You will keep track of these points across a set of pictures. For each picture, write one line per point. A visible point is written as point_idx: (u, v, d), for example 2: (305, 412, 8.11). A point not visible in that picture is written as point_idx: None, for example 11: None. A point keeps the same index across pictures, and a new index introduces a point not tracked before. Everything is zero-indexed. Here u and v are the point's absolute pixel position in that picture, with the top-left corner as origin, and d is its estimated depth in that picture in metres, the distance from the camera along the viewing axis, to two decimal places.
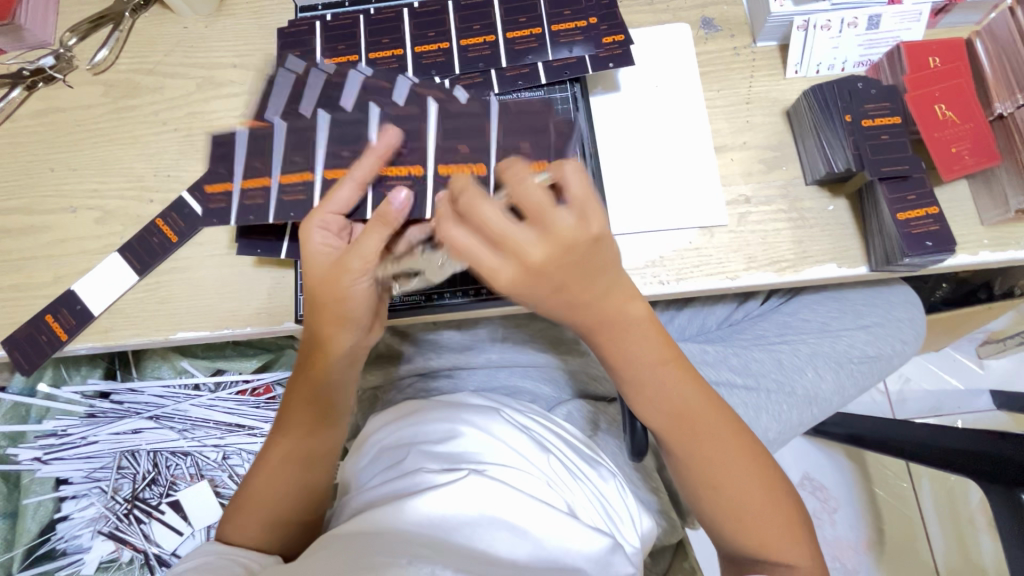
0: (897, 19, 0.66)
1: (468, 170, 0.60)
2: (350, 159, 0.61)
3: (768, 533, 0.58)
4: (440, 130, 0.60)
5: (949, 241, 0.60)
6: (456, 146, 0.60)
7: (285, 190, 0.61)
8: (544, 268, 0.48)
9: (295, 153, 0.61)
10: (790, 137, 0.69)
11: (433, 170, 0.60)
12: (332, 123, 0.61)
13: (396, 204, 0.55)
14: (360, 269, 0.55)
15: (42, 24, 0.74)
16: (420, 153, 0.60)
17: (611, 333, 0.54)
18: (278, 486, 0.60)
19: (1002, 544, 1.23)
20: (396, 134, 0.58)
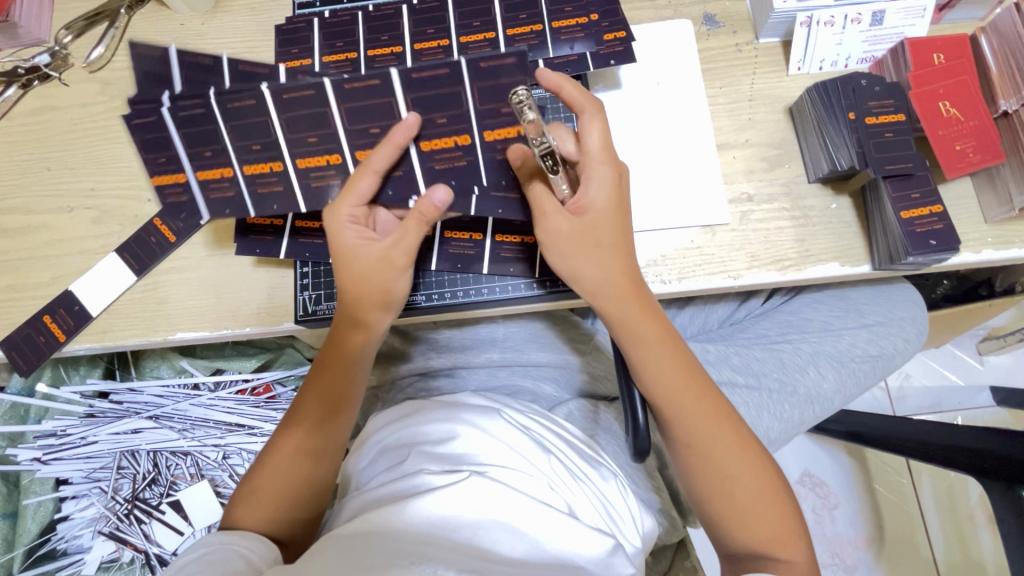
0: (901, 15, 0.66)
1: (513, 132, 0.57)
2: (318, 144, 0.57)
3: (770, 532, 0.58)
4: (478, 93, 0.54)
5: (952, 239, 0.61)
6: (497, 108, 0.55)
7: (257, 180, 0.60)
8: (617, 206, 0.59)
9: (253, 142, 0.56)
10: (793, 134, 0.69)
11: (478, 136, 0.57)
12: (285, 109, 0.54)
13: (435, 203, 0.58)
14: (405, 263, 0.61)
15: (37, 21, 0.74)
16: (463, 122, 0.56)
17: (627, 305, 0.60)
18: (290, 478, 0.60)
19: (1001, 539, 1.24)
20: (414, 119, 0.55)
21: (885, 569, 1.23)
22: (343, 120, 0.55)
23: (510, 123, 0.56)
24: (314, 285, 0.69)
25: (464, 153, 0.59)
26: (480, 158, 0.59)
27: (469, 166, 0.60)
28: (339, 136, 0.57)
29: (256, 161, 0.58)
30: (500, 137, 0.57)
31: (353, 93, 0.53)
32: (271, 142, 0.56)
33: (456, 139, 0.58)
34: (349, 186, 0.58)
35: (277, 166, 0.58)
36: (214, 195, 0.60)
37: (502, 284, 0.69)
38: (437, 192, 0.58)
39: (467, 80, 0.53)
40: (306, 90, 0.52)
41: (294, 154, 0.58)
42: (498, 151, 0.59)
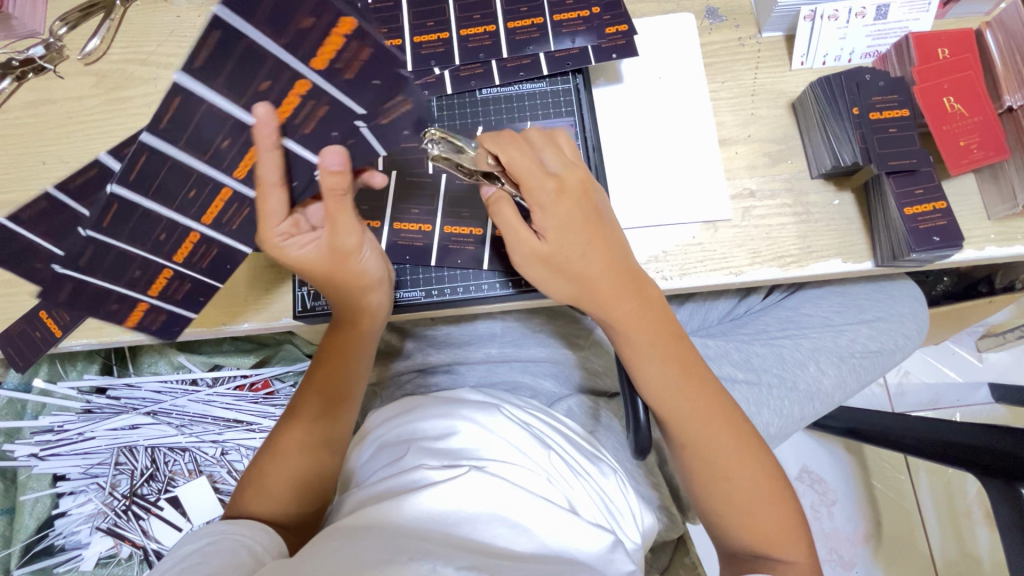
0: (905, 9, 0.65)
1: (340, 39, 0.43)
2: (201, 194, 0.51)
3: (773, 526, 0.57)
4: (269, 23, 0.40)
5: (956, 236, 0.60)
6: (299, 25, 0.41)
7: (195, 256, 0.58)
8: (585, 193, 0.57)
9: (157, 235, 0.53)
10: (795, 130, 0.68)
11: (309, 71, 0.44)
12: (147, 190, 0.48)
13: (336, 171, 0.50)
14: (356, 245, 0.57)
15: (31, 14, 0.73)
16: (285, 68, 0.43)
17: (620, 298, 0.59)
18: (303, 467, 0.60)
19: (999, 535, 1.24)
20: (264, 109, 0.44)
21: (882, 565, 1.24)
22: (194, 155, 0.47)
23: (325, 33, 0.42)
24: None
25: (316, 96, 0.46)
26: (335, 90, 0.46)
27: (333, 104, 0.48)
28: (208, 175, 0.49)
29: (175, 246, 0.55)
30: (332, 54, 0.44)
31: (177, 123, 0.43)
32: (170, 224, 0.53)
33: (295, 90, 0.45)
34: (261, 210, 0.51)
35: (196, 237, 0.55)
36: (178, 293, 0.62)
37: (502, 280, 0.68)
38: (329, 156, 0.49)
39: (243, 24, 0.39)
40: (139, 158, 0.45)
41: (195, 218, 0.53)
42: (342, 70, 0.45)
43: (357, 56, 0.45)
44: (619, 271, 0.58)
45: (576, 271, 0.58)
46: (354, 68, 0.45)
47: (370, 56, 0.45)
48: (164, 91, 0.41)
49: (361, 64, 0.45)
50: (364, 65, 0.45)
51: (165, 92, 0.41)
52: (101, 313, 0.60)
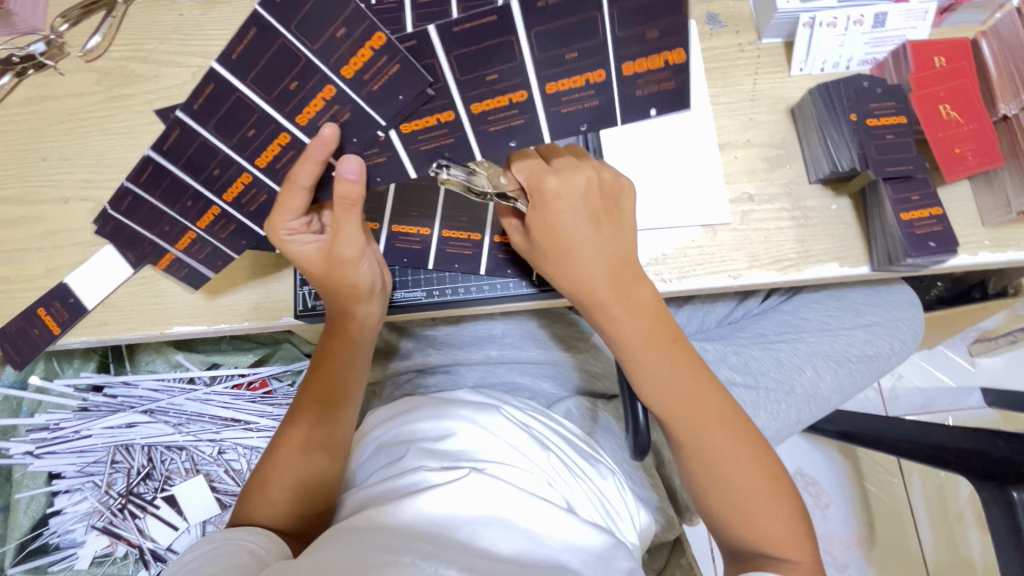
0: (903, 18, 0.66)
1: (369, 52, 0.45)
2: (260, 134, 0.51)
3: (779, 526, 0.57)
4: (535, 40, 0.46)
5: (950, 241, 0.62)
6: (562, 55, 0.47)
7: (241, 202, 0.59)
8: (590, 191, 0.58)
9: (212, 168, 0.54)
10: (794, 135, 0.69)
11: (537, 89, 0.50)
12: (212, 116, 0.49)
13: (350, 179, 0.52)
14: (354, 254, 0.58)
15: (32, 11, 0.73)
16: (358, 24, 0.44)
17: (617, 305, 0.60)
18: (298, 470, 0.60)
19: (990, 538, 1.25)
20: (329, 131, 0.50)
21: (874, 566, 1.25)
22: (259, 93, 0.48)
23: (501, 90, 0.50)
24: None
25: (596, 92, 0.50)
26: (359, 100, 0.49)
27: (529, 124, 0.53)
28: (270, 114, 0.50)
29: (227, 183, 0.56)
30: (565, 88, 0.50)
31: (244, 61, 0.46)
32: (225, 159, 0.53)
33: (366, 46, 0.45)
34: (279, 203, 0.54)
35: (248, 179, 0.56)
36: (223, 232, 0.62)
37: (503, 282, 0.69)
38: (346, 164, 0.51)
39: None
40: (207, 86, 0.47)
41: (250, 158, 0.54)
42: (369, 82, 0.47)
43: (384, 70, 0.46)
44: (617, 273, 0.59)
45: (583, 270, 0.59)
46: (645, 88, 0.51)
47: (399, 71, 0.46)
48: (245, 13, 0.43)
49: (388, 78, 0.47)
50: (390, 80, 0.47)
51: (243, 18, 0.43)
52: (155, 229, 0.63)
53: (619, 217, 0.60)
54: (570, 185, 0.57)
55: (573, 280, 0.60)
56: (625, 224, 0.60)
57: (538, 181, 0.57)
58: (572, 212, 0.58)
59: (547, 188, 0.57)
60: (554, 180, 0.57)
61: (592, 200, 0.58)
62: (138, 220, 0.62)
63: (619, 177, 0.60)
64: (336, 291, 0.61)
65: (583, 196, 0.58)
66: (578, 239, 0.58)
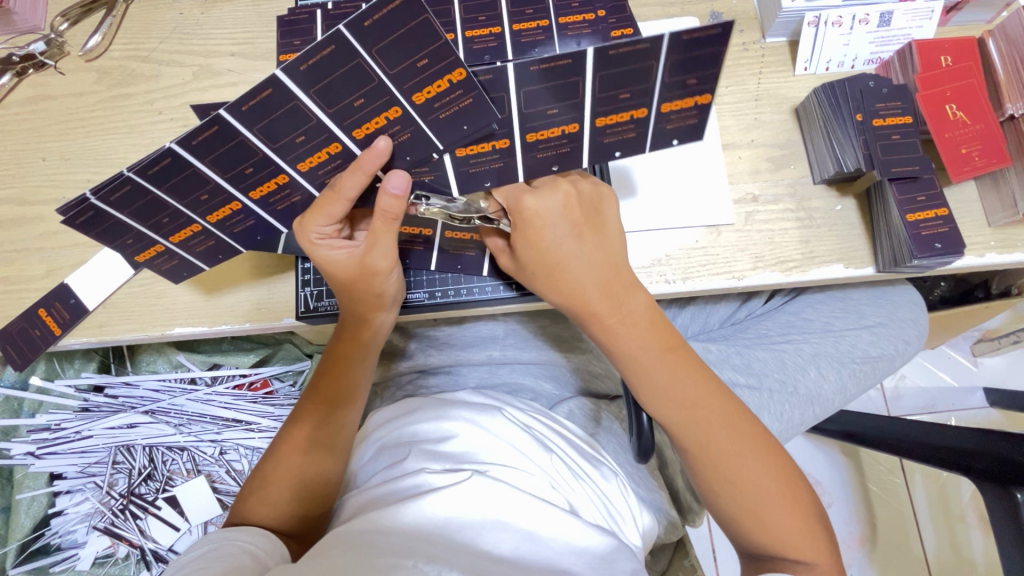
0: (909, 17, 0.65)
1: (445, 84, 0.45)
2: (257, 172, 0.51)
3: (784, 529, 0.57)
4: (599, 82, 0.47)
5: (958, 243, 0.61)
6: (616, 95, 0.49)
7: (226, 224, 0.57)
8: (569, 208, 0.58)
9: (199, 195, 0.52)
10: (799, 135, 0.69)
11: (588, 123, 0.52)
12: (207, 153, 0.47)
13: (395, 195, 0.52)
14: (386, 267, 0.59)
15: (32, 10, 0.72)
16: (383, 93, 0.46)
17: (604, 319, 0.60)
18: (299, 470, 0.59)
19: (993, 538, 1.25)
20: (384, 144, 0.49)
21: (877, 566, 1.25)
22: (266, 141, 0.48)
23: (557, 123, 0.51)
24: (315, 282, 0.68)
25: (636, 125, 0.53)
26: (423, 124, 0.49)
27: (574, 150, 0.55)
28: (271, 158, 0.50)
29: (214, 207, 0.54)
30: (612, 122, 0.52)
31: (257, 112, 0.45)
32: (215, 188, 0.51)
33: (386, 115, 0.48)
34: (316, 206, 0.53)
35: (236, 206, 0.55)
36: (198, 245, 0.60)
37: (505, 283, 0.68)
38: (394, 179, 0.51)
39: (360, 47, 0.42)
40: (211, 128, 0.44)
41: (243, 190, 0.53)
42: (439, 110, 0.48)
43: (455, 102, 0.47)
44: (607, 283, 0.59)
45: (569, 285, 0.59)
46: (677, 122, 0.53)
47: (470, 105, 0.47)
48: (326, 34, 0.41)
49: (457, 110, 0.48)
50: (459, 112, 0.48)
51: (261, 81, 0.42)
52: (114, 243, 0.56)
53: (604, 228, 0.60)
54: (549, 203, 0.57)
55: (559, 295, 0.60)
56: (612, 235, 0.60)
57: (517, 200, 0.57)
58: (553, 228, 0.57)
59: (525, 207, 0.56)
60: (532, 199, 0.56)
61: (572, 216, 0.58)
62: (98, 234, 0.54)
63: (597, 186, 0.60)
64: (364, 298, 0.61)
65: (563, 213, 0.57)
66: (564, 253, 0.58)
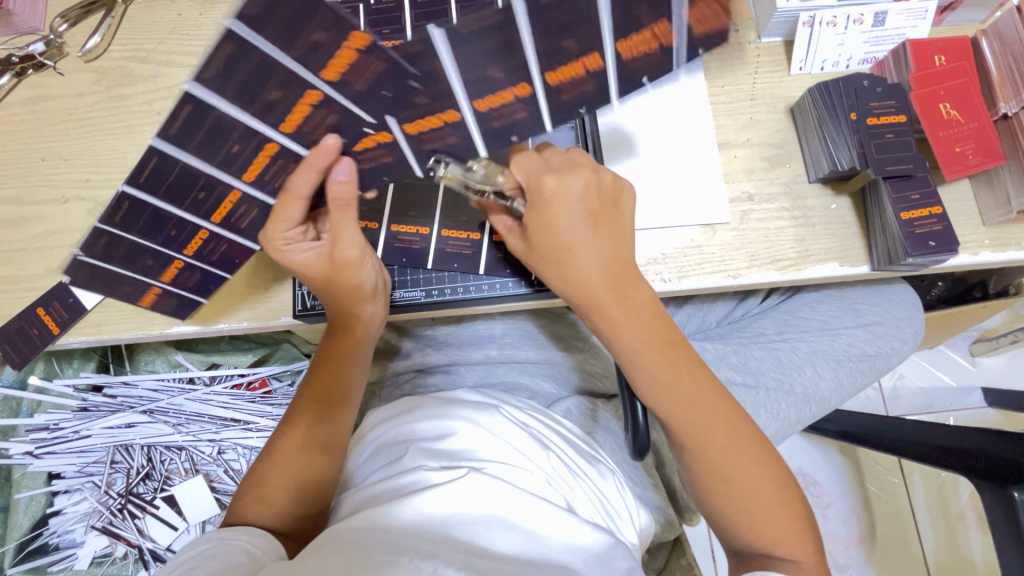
0: (903, 17, 0.66)
1: (351, 53, 0.42)
2: (211, 192, 0.53)
3: (779, 527, 0.57)
4: (617, 10, 0.44)
5: (951, 241, 0.61)
6: (564, 45, 0.46)
7: (231, 217, 0.57)
8: (588, 193, 0.57)
9: (193, 194, 0.53)
10: (794, 134, 0.69)
11: (611, 54, 0.48)
12: (173, 167, 0.48)
13: (343, 182, 0.53)
14: (357, 257, 0.59)
15: (31, 11, 0.73)
16: (297, 78, 0.43)
17: (613, 307, 0.59)
18: (297, 469, 0.60)
19: (991, 538, 1.25)
20: (331, 142, 0.50)
21: (875, 566, 1.25)
22: (204, 158, 0.48)
23: (574, 58, 0.47)
24: None
25: (589, 75, 0.50)
26: (347, 102, 0.46)
27: (530, 114, 0.53)
28: (217, 173, 0.51)
29: (212, 205, 0.55)
30: (565, 77, 0.49)
31: (187, 130, 0.45)
32: (206, 183, 0.52)
33: (305, 101, 0.45)
34: (275, 213, 0.55)
35: (235, 197, 0.54)
36: (213, 253, 0.62)
37: (503, 281, 0.68)
38: (339, 167, 0.53)
39: (251, 35, 0.39)
40: (151, 159, 0.47)
41: (235, 176, 0.52)
42: (353, 82, 0.44)
43: (369, 70, 0.44)
44: (615, 273, 0.59)
45: (576, 272, 0.59)
46: (638, 61, 0.50)
47: (386, 69, 0.43)
48: (216, 35, 0.38)
49: (374, 76, 0.44)
50: (377, 78, 0.44)
51: (176, 99, 0.41)
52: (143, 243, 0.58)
53: (619, 219, 0.59)
54: (569, 185, 0.56)
55: (568, 280, 0.59)
56: (624, 228, 0.59)
57: (538, 180, 0.56)
58: (571, 212, 0.57)
59: (545, 188, 0.56)
60: (553, 180, 0.56)
61: (591, 200, 0.57)
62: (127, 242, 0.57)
63: (619, 177, 0.59)
64: (335, 296, 0.61)
65: (582, 197, 0.57)
66: (575, 239, 0.58)
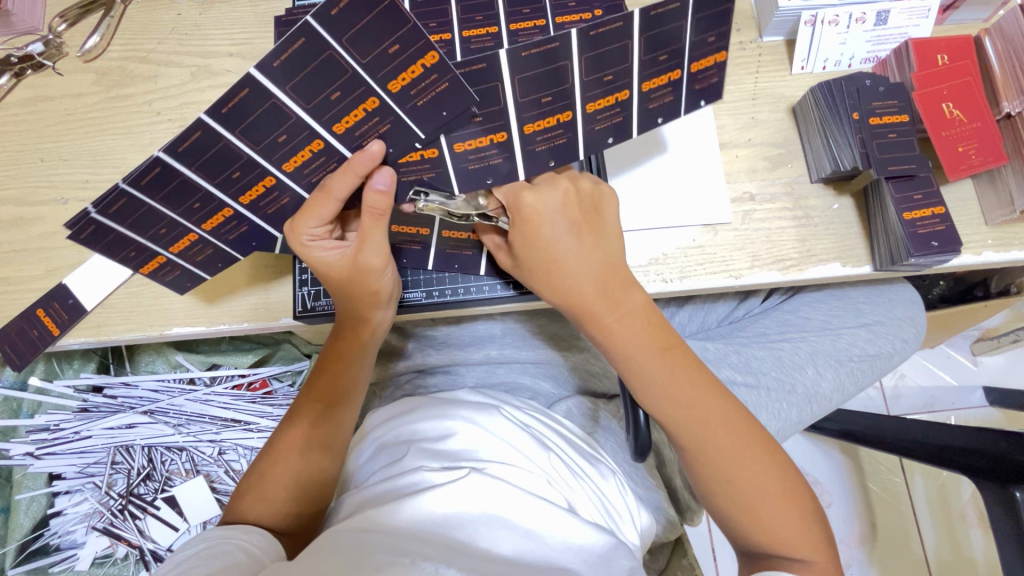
0: (904, 16, 0.66)
1: (420, 70, 0.45)
2: (246, 176, 0.51)
3: (783, 527, 0.57)
4: (585, 65, 0.48)
5: (953, 241, 0.61)
6: (602, 78, 0.49)
7: (222, 231, 0.58)
8: (567, 205, 0.58)
9: (191, 203, 0.53)
10: (796, 134, 0.69)
11: (580, 110, 0.52)
12: (194, 160, 0.47)
13: (382, 191, 0.52)
14: (380, 264, 0.59)
15: (30, 11, 0.72)
16: (359, 85, 0.45)
17: (600, 317, 0.60)
18: (297, 469, 0.60)
19: (992, 537, 1.25)
20: (378, 148, 0.50)
21: (876, 565, 1.24)
22: (247, 143, 0.48)
23: (550, 113, 0.52)
24: (312, 281, 0.68)
25: (622, 108, 0.53)
26: (402, 114, 0.49)
27: (570, 141, 0.56)
28: (256, 160, 0.50)
29: (206, 216, 0.55)
30: (599, 108, 0.52)
31: (236, 114, 0.44)
32: (207, 195, 0.52)
33: (364, 107, 0.47)
34: (306, 208, 0.54)
35: (228, 212, 0.55)
36: (197, 255, 0.61)
37: (503, 282, 0.68)
38: (379, 176, 0.52)
39: (330, 38, 0.41)
40: (194, 133, 0.44)
41: (233, 196, 0.53)
42: (414, 97, 0.47)
43: (431, 88, 0.46)
44: (603, 282, 0.59)
45: (564, 283, 0.59)
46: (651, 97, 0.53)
47: (446, 89, 0.46)
48: (296, 27, 0.40)
49: (434, 96, 0.47)
50: (436, 97, 0.47)
51: (237, 82, 0.42)
52: (118, 256, 0.59)
53: (603, 226, 0.60)
54: (547, 200, 0.57)
55: (554, 293, 0.60)
56: (611, 234, 0.60)
57: (516, 197, 0.57)
58: (551, 225, 0.58)
59: (524, 204, 0.57)
60: (531, 196, 0.57)
61: (570, 212, 0.58)
62: (102, 249, 0.57)
63: (599, 184, 0.59)
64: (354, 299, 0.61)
65: (561, 210, 0.58)
66: (562, 250, 0.58)
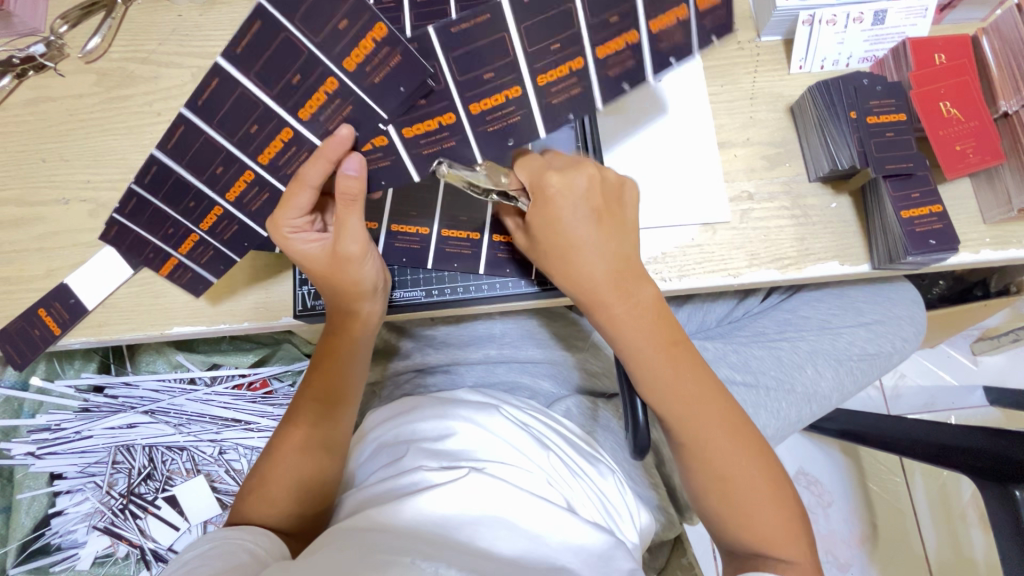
0: (903, 15, 0.66)
1: (371, 43, 0.45)
2: (261, 131, 0.51)
3: (778, 527, 0.57)
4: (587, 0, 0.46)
5: (951, 240, 0.61)
6: (607, 19, 0.48)
7: (243, 202, 0.58)
8: (591, 189, 0.57)
9: (214, 167, 0.54)
10: (794, 133, 0.69)
11: (590, 55, 0.50)
12: (213, 116, 0.50)
13: (353, 177, 0.52)
14: (358, 252, 0.57)
15: (32, 12, 0.73)
16: (332, 45, 0.45)
17: (616, 305, 0.59)
18: (298, 469, 0.60)
19: (993, 537, 1.25)
20: (345, 132, 0.50)
21: (876, 565, 1.24)
22: (263, 88, 0.48)
23: (560, 60, 0.49)
24: (313, 280, 0.68)
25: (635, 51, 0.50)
26: (361, 93, 0.48)
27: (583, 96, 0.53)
28: (272, 110, 0.50)
29: (228, 183, 0.56)
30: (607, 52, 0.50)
31: (250, 55, 0.45)
32: (227, 157, 0.53)
33: (324, 87, 0.48)
34: (285, 200, 0.54)
35: (248, 177, 0.55)
36: (223, 236, 0.62)
37: (503, 281, 0.68)
38: (349, 161, 0.52)
39: (283, 13, 0.43)
40: (211, 80, 0.47)
41: (252, 156, 0.53)
42: (369, 74, 0.47)
43: (387, 62, 0.46)
44: (617, 272, 0.59)
45: (581, 268, 0.59)
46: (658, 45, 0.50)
47: (402, 61, 0.46)
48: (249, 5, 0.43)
49: (389, 71, 0.47)
50: (392, 71, 0.47)
51: (248, 10, 0.43)
52: (145, 252, 0.65)
53: (620, 216, 0.60)
54: (572, 182, 0.56)
55: (572, 277, 0.59)
56: (625, 227, 0.60)
57: (542, 177, 0.57)
58: (574, 209, 0.57)
59: (548, 185, 0.56)
60: (557, 176, 0.56)
61: (594, 197, 0.58)
62: (134, 230, 0.62)
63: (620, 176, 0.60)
64: (334, 289, 0.60)
65: (585, 193, 0.57)
66: (579, 236, 0.58)
